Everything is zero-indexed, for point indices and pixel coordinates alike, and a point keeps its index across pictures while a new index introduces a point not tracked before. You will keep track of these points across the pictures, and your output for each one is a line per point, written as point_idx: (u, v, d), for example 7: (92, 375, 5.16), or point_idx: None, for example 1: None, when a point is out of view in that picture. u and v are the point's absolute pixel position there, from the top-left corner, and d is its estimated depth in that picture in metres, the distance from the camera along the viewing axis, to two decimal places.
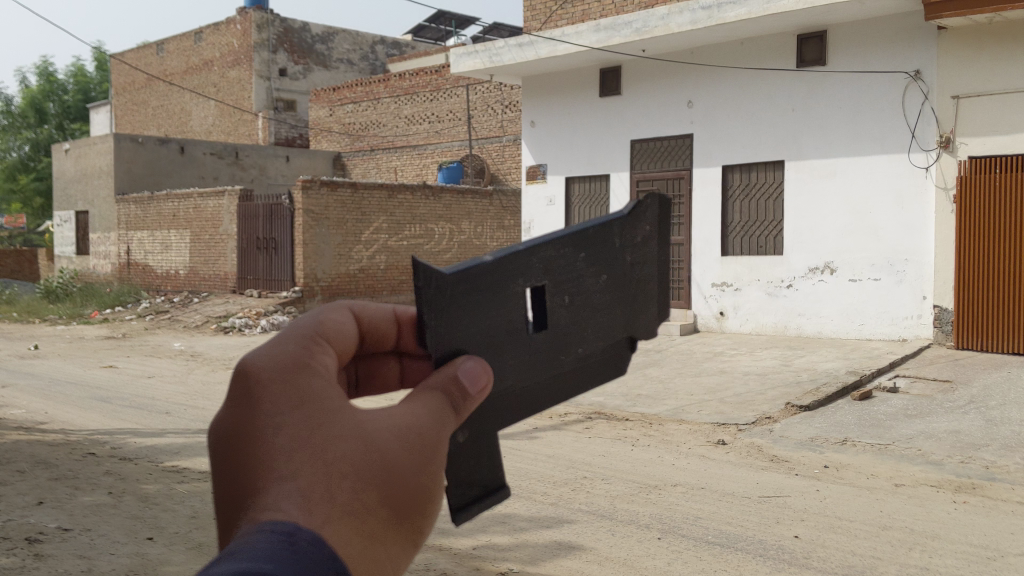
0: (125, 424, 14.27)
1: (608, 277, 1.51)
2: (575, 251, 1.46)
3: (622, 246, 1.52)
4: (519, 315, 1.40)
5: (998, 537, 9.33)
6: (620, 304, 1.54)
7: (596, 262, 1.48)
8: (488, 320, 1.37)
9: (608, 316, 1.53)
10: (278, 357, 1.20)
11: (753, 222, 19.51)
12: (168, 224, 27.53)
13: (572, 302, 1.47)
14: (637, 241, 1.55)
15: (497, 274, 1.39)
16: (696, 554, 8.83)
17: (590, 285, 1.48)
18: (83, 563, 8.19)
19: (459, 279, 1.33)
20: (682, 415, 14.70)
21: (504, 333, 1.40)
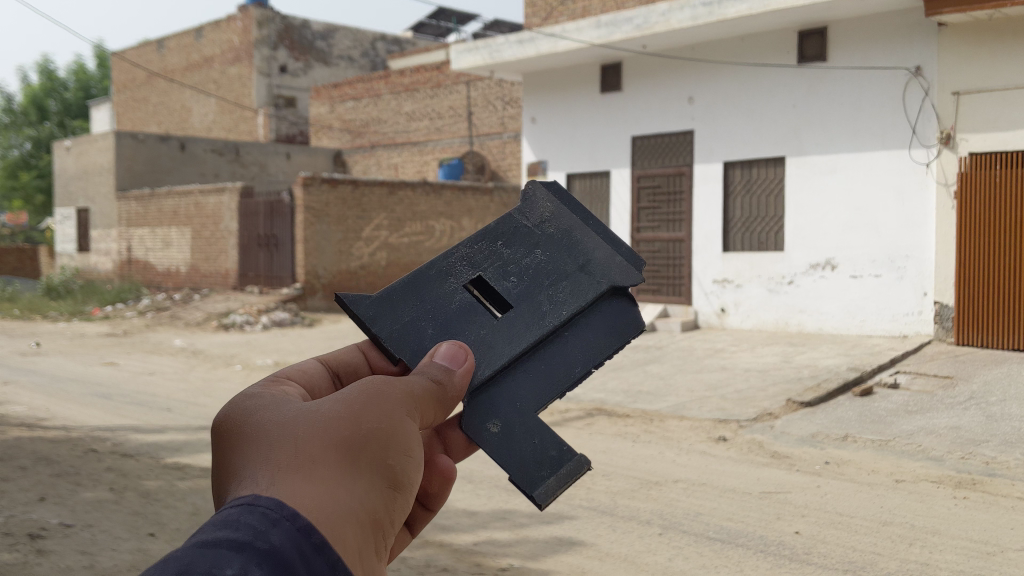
0: (126, 421, 14.32)
1: (526, 246, 2.06)
2: (485, 248, 2.05)
3: (522, 222, 2.09)
4: (458, 299, 1.98)
5: (999, 534, 9.34)
6: (528, 265, 2.03)
7: (507, 241, 2.06)
8: (429, 312, 1.97)
9: (550, 271, 2.03)
10: (233, 417, 1.56)
11: (754, 217, 19.52)
12: (170, 221, 27.52)
13: (508, 274, 2.01)
14: (536, 217, 2.11)
15: (421, 284, 2.00)
16: (697, 551, 8.80)
17: (508, 258, 2.02)
18: (85, 559, 8.24)
19: (383, 300, 1.99)
20: (683, 411, 14.74)
21: (448, 311, 1.96)
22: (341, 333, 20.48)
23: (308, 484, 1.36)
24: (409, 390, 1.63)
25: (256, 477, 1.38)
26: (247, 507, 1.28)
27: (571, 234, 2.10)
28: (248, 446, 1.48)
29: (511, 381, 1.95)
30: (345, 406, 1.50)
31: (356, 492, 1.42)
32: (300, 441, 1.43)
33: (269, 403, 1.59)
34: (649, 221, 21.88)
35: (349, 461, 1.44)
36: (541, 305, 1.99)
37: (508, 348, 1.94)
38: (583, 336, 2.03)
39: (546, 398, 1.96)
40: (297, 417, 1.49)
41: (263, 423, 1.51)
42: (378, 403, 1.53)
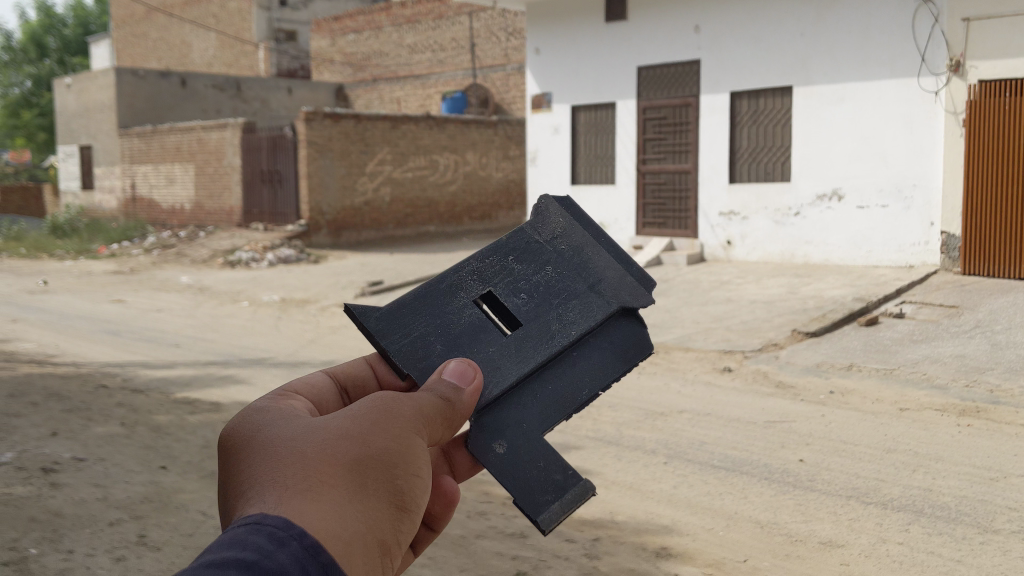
0: (135, 357, 14.41)
1: (537, 263, 2.11)
2: (497, 263, 2.10)
3: (532, 240, 2.15)
4: (467, 316, 2.04)
5: (1001, 458, 9.42)
6: (537, 282, 2.07)
7: (518, 258, 2.11)
8: (439, 328, 2.03)
9: (560, 289, 2.07)
10: (244, 436, 1.66)
11: (762, 147, 19.36)
12: (172, 157, 27.35)
13: (517, 291, 2.06)
14: (548, 236, 2.17)
15: (433, 298, 2.07)
16: (701, 479, 9.04)
17: (519, 274, 2.08)
18: (99, 492, 8.37)
19: (395, 314, 2.06)
20: (688, 342, 14.77)
21: (457, 328, 2.02)
22: (346, 269, 20.49)
23: (317, 502, 1.43)
24: (415, 411, 1.72)
25: (267, 494, 1.44)
26: (255, 524, 1.33)
27: (582, 252, 2.14)
28: (257, 466, 1.55)
29: (517, 402, 1.99)
30: (352, 429, 1.59)
31: (362, 512, 1.49)
32: (310, 463, 1.51)
33: (279, 425, 1.67)
34: (655, 152, 21.58)
35: (356, 481, 1.51)
36: (549, 324, 2.03)
37: (515, 366, 1.98)
38: (593, 359, 2.05)
39: (551, 420, 1.98)
40: (305, 441, 1.56)
41: (274, 444, 1.59)
42: (383, 424, 1.63)
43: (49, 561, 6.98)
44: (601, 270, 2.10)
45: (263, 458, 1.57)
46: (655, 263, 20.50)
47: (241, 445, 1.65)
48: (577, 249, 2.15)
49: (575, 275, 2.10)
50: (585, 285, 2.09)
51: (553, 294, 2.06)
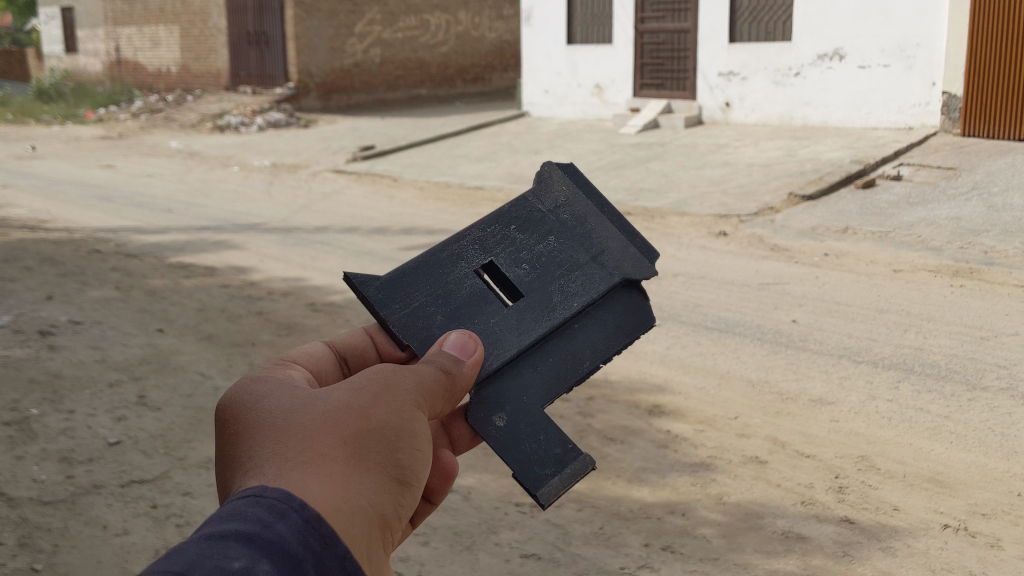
0: (128, 222, 14.29)
1: (540, 234, 1.99)
2: (498, 233, 1.99)
3: (536, 209, 2.03)
4: (468, 287, 1.91)
5: (991, 318, 9.52)
6: (540, 250, 1.95)
7: (519, 229, 1.99)
8: (439, 299, 1.89)
9: (560, 261, 1.96)
10: (230, 404, 1.48)
11: (762, 6, 18.71)
12: (156, 19, 26.55)
13: (519, 263, 1.94)
14: (551, 203, 2.05)
15: (432, 267, 1.94)
16: (695, 340, 9.26)
17: (521, 244, 1.96)
18: (97, 355, 8.39)
19: (391, 286, 1.92)
20: (684, 207, 14.65)
21: (458, 301, 1.89)
22: (338, 134, 20.15)
23: (318, 474, 1.28)
24: (418, 383, 1.57)
25: (264, 469, 1.28)
26: (254, 498, 1.17)
27: (586, 221, 2.02)
28: (250, 434, 1.38)
29: (518, 377, 1.85)
30: (353, 398, 1.43)
31: (368, 488, 1.34)
32: (309, 434, 1.35)
33: (269, 393, 1.50)
34: (654, 11, 20.90)
35: (360, 457, 1.36)
36: (552, 296, 1.92)
37: (516, 338, 1.86)
38: (595, 330, 1.93)
39: (550, 392, 1.86)
40: (303, 409, 1.41)
41: (268, 411, 1.43)
42: (386, 395, 1.47)
43: (51, 422, 7.06)
44: (605, 242, 1.99)
45: (256, 429, 1.39)
46: (652, 127, 20.13)
47: (227, 414, 1.47)
48: (581, 218, 2.02)
49: (579, 247, 1.99)
50: (589, 259, 1.98)
51: (555, 267, 1.94)
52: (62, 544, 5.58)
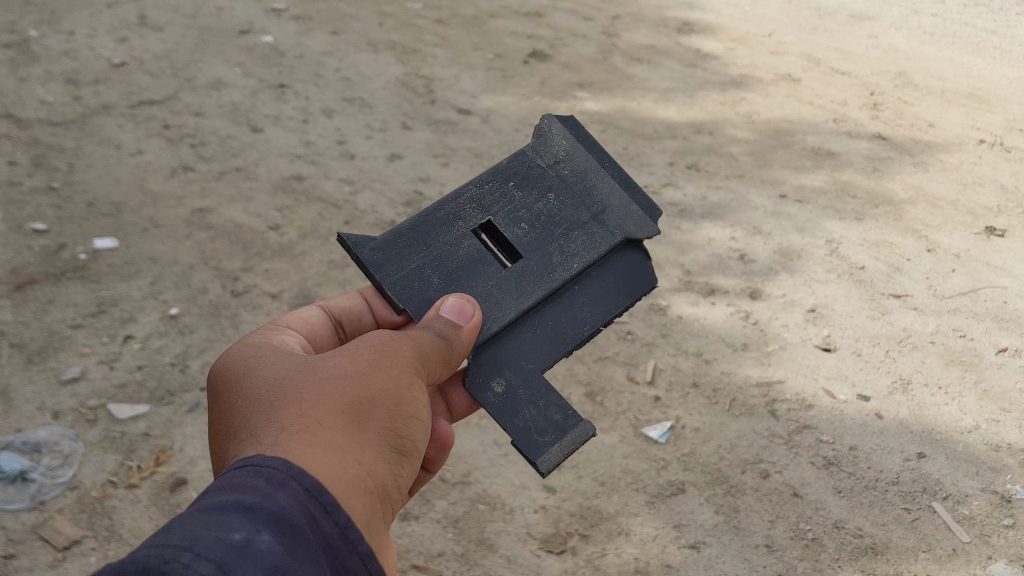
0: None
1: (538, 192, 2.56)
2: (499, 192, 2.55)
3: (534, 168, 2.61)
4: (468, 248, 2.41)
5: None
6: (541, 224, 2.51)
7: (522, 189, 2.56)
8: (437, 262, 2.37)
9: (555, 219, 2.53)
10: (244, 381, 1.79)
11: None
12: None
13: (518, 222, 2.50)
14: (551, 159, 2.64)
15: (437, 226, 2.44)
16: None
17: (522, 203, 2.53)
18: None
19: (399, 243, 2.39)
20: None
21: (462, 262, 2.39)
22: None
23: (320, 442, 1.56)
24: (408, 352, 1.91)
25: (274, 436, 1.56)
26: (255, 466, 1.39)
27: (580, 183, 2.60)
28: (261, 406, 1.68)
29: (516, 337, 2.36)
30: (352, 374, 1.76)
31: (363, 455, 1.63)
32: (313, 407, 1.65)
33: (279, 367, 1.81)
34: None
35: (356, 427, 1.66)
36: (547, 255, 2.46)
37: (517, 298, 2.37)
38: (588, 291, 2.46)
39: (547, 352, 2.36)
40: (309, 384, 1.72)
41: (280, 381, 1.75)
42: (377, 376, 1.79)
43: (51, 43, 6.67)
44: (601, 203, 2.57)
45: (266, 402, 1.68)
46: None
47: (243, 390, 1.77)
48: (575, 188, 2.60)
49: (569, 213, 2.55)
50: (580, 224, 2.54)
51: (550, 232, 2.50)
52: (77, 163, 5.44)
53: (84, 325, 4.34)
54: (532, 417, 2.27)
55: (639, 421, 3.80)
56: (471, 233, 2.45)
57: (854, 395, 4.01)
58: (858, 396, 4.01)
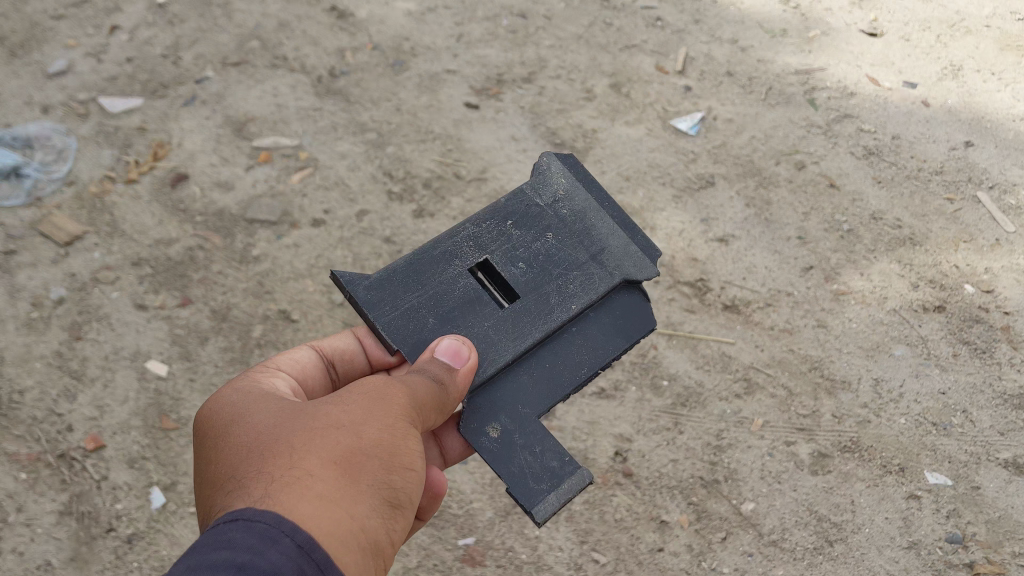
0: None
1: (534, 231, 1.91)
2: (493, 229, 1.90)
3: (532, 207, 1.95)
4: (464, 289, 1.79)
5: None
6: (541, 263, 1.86)
7: (520, 229, 1.90)
8: (431, 302, 1.76)
9: (554, 260, 1.87)
10: (222, 422, 1.46)
11: None
12: None
13: (515, 259, 1.86)
14: (550, 198, 1.97)
15: (424, 267, 1.82)
16: None
17: (518, 242, 1.88)
18: None
19: (397, 282, 1.78)
20: None
21: (457, 305, 1.77)
22: None
23: (308, 490, 1.25)
24: (405, 392, 1.51)
25: (257, 486, 1.26)
26: (240, 522, 1.12)
27: (581, 224, 1.93)
28: (238, 456, 1.36)
29: (513, 384, 1.73)
30: (345, 416, 1.41)
31: (361, 505, 1.30)
32: (302, 451, 1.32)
33: (267, 406, 1.48)
34: None
35: (355, 473, 1.33)
36: (545, 294, 1.82)
37: (512, 339, 1.75)
38: (593, 332, 1.81)
39: (549, 395, 1.74)
40: (300, 427, 1.38)
41: (268, 420, 1.42)
42: (375, 413, 1.43)
43: None
44: (605, 240, 1.91)
45: (246, 451, 1.36)
46: None
47: (220, 432, 1.44)
48: (575, 225, 1.93)
49: (569, 248, 1.89)
50: (581, 264, 1.88)
51: (550, 276, 1.85)
52: None
53: (68, 15, 3.96)
54: (527, 465, 1.66)
55: (668, 113, 3.51)
56: (469, 270, 1.83)
57: (899, 83, 3.70)
58: (904, 83, 3.70)
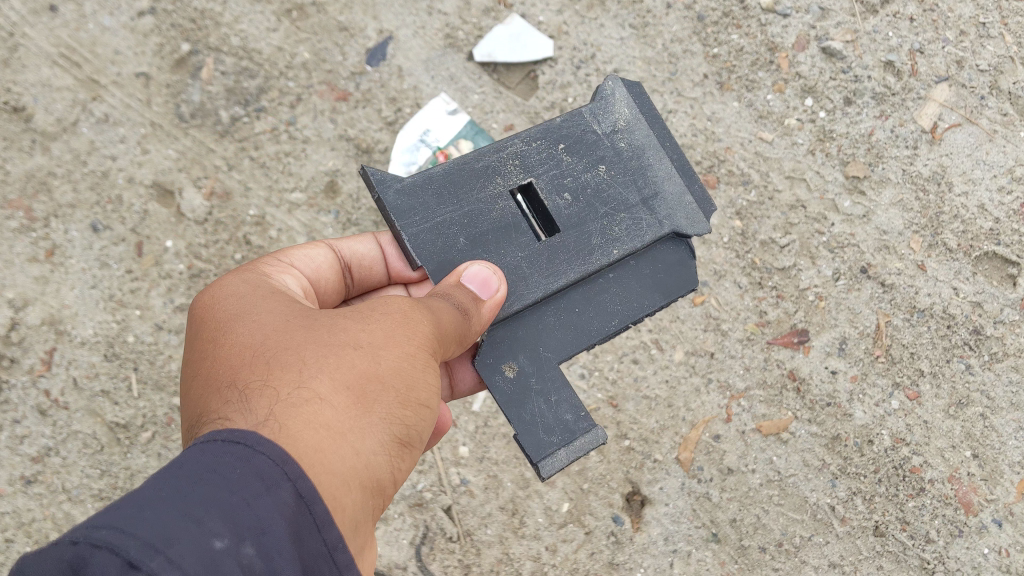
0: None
1: (590, 157, 0.84)
2: (542, 148, 0.83)
3: (588, 129, 0.85)
4: (501, 214, 0.79)
5: None
6: (595, 186, 0.83)
7: (573, 152, 0.84)
8: (469, 233, 0.77)
9: (610, 200, 0.83)
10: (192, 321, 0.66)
11: None
12: None
13: (563, 185, 0.82)
14: (612, 131, 0.86)
15: (468, 179, 0.79)
16: None
17: (571, 171, 0.83)
18: None
19: (424, 189, 0.78)
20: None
21: (492, 230, 0.78)
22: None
23: (299, 422, 0.54)
24: (450, 299, 0.68)
25: (209, 418, 0.55)
26: (216, 448, 0.49)
27: (651, 159, 0.85)
28: (199, 375, 0.60)
29: (511, 327, 0.77)
30: (355, 318, 0.64)
31: (383, 452, 0.59)
32: (298, 349, 0.59)
33: (258, 285, 0.69)
34: None
35: (378, 401, 0.59)
36: (589, 237, 0.81)
37: (546, 276, 0.78)
38: (636, 287, 0.81)
39: (561, 344, 0.78)
40: (300, 315, 0.64)
41: (250, 303, 0.65)
42: (402, 311, 0.65)
43: None
44: (681, 191, 0.85)
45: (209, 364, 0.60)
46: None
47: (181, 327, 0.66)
48: (641, 151, 0.85)
49: (619, 181, 0.84)
50: (637, 211, 0.83)
51: (598, 220, 0.81)
52: None
53: None
54: (539, 418, 0.75)
55: None
56: (512, 191, 0.81)
57: None
58: None
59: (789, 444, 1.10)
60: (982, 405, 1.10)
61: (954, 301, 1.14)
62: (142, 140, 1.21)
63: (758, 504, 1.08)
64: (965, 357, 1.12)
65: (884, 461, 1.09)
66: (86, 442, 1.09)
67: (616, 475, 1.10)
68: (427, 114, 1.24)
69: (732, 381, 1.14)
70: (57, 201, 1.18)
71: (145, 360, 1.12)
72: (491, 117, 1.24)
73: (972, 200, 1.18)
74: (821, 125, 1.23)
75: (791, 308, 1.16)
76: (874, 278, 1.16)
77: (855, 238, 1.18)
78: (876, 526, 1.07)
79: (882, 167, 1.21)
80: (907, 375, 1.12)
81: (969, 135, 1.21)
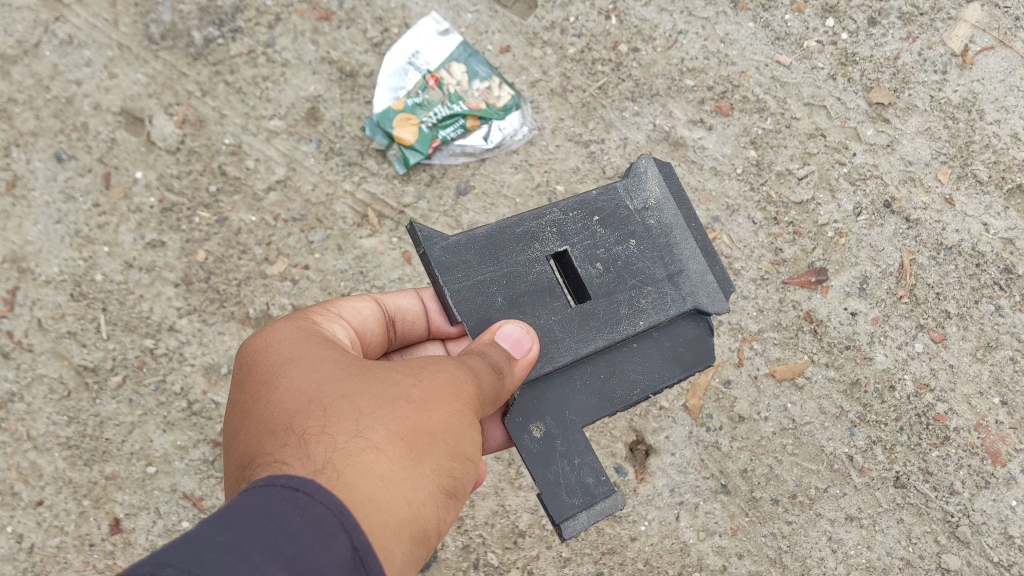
0: None
1: (622, 232, 0.74)
2: (574, 219, 0.73)
3: (621, 204, 0.75)
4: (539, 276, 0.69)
5: None
6: (626, 263, 0.73)
7: (607, 224, 0.74)
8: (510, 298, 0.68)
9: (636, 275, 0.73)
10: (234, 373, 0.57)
11: None
12: None
13: (594, 257, 0.72)
14: (644, 207, 0.76)
15: (507, 241, 0.70)
16: None
17: (603, 244, 0.73)
18: None
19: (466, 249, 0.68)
20: None
21: (528, 292, 0.69)
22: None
23: (350, 471, 0.45)
24: (498, 360, 0.60)
25: (257, 466, 0.47)
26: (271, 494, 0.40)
27: (681, 236, 0.75)
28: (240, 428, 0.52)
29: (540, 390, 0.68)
30: (406, 368, 0.55)
31: (433, 506, 0.49)
32: (352, 396, 0.51)
33: (312, 332, 0.60)
34: None
35: (432, 453, 0.50)
36: (616, 309, 0.71)
37: (577, 343, 0.69)
38: (658, 362, 0.71)
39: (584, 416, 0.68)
40: (352, 361, 0.55)
41: (297, 348, 0.56)
42: (454, 365, 0.57)
43: None
44: (713, 278, 0.75)
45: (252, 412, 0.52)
46: None
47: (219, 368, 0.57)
48: (673, 230, 0.75)
49: (648, 260, 0.73)
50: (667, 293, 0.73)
51: (628, 300, 0.71)
52: None
53: None
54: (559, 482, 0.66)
55: None
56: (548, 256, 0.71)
57: None
58: None
59: (804, 391, 1.03)
60: (1013, 347, 1.02)
61: (984, 238, 1.06)
62: (109, 63, 1.11)
63: (771, 454, 1.02)
64: (995, 297, 1.04)
65: (906, 408, 1.01)
66: (52, 388, 1.01)
67: (619, 424, 1.03)
68: (417, 34, 1.15)
69: (745, 324, 1.06)
70: (18, 129, 1.09)
71: (115, 301, 1.04)
72: (485, 38, 1.15)
73: (1004, 130, 1.08)
74: (843, 49, 1.13)
75: (808, 245, 1.08)
76: (898, 213, 1.08)
77: (878, 169, 1.09)
78: (897, 476, 1.00)
79: (908, 93, 1.11)
80: (932, 316, 1.04)
81: (1002, 58, 1.10)
